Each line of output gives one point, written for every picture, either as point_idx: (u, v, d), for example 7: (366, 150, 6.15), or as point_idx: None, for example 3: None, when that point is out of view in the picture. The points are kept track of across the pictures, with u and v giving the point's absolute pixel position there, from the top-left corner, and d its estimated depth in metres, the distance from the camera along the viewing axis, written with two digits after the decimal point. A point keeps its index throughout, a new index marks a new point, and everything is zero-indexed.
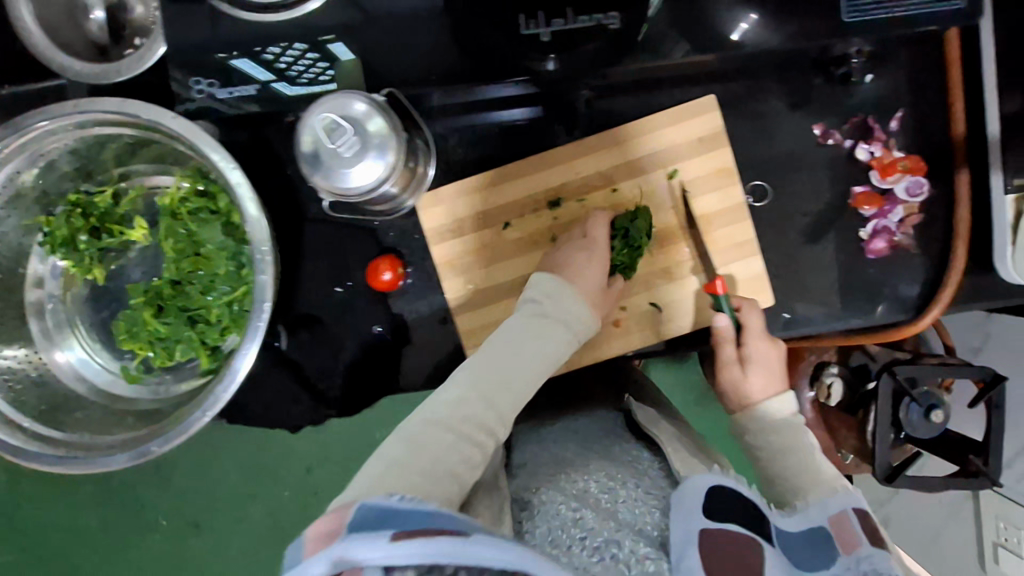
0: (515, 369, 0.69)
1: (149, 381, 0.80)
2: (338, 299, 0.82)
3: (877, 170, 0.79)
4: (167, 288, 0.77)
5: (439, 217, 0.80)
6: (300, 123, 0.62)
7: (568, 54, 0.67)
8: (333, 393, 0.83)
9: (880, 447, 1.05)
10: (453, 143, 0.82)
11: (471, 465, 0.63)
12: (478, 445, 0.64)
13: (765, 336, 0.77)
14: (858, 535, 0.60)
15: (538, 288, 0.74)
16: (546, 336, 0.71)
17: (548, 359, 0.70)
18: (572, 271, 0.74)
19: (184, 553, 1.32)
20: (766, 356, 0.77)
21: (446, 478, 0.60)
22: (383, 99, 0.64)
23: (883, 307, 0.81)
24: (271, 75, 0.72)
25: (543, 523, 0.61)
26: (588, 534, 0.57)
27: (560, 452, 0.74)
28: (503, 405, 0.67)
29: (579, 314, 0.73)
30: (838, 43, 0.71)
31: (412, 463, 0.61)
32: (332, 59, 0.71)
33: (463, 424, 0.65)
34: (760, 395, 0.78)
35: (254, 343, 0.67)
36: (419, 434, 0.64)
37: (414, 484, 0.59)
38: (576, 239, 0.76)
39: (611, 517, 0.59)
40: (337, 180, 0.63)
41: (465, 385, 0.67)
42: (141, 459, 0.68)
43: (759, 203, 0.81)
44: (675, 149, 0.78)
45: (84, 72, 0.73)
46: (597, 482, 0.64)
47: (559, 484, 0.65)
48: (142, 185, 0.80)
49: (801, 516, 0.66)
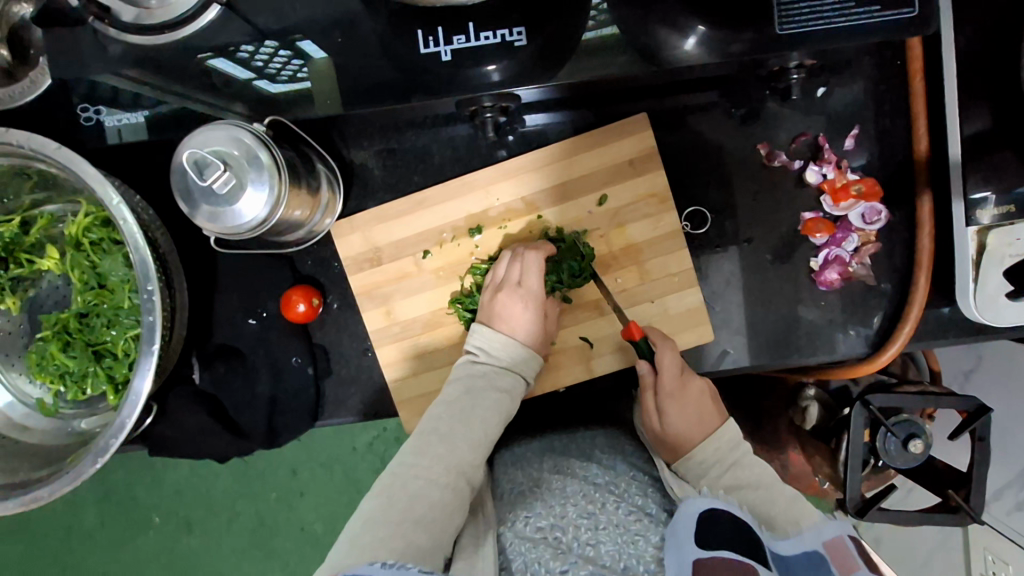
0: (477, 404, 0.68)
1: (66, 414, 0.78)
2: (253, 331, 0.78)
3: (829, 196, 0.74)
4: (73, 321, 0.74)
5: (354, 245, 0.78)
6: (173, 162, 0.60)
7: (509, 61, 0.59)
8: (252, 427, 0.77)
9: (852, 479, 0.84)
10: (377, 166, 0.79)
11: (446, 508, 0.59)
12: (451, 489, 0.61)
13: (684, 376, 0.72)
14: (855, 557, 0.52)
15: (478, 339, 0.73)
16: (503, 381, 0.71)
17: (508, 398, 0.70)
18: (506, 317, 0.72)
19: (179, 551, 1.33)
20: (685, 400, 0.72)
21: (427, 525, 0.57)
22: (256, 131, 0.61)
23: (853, 332, 0.75)
24: (250, 73, 0.64)
25: (520, 554, 0.56)
26: (569, 567, 0.53)
27: (533, 472, 0.67)
28: (464, 445, 0.65)
29: (521, 355, 0.72)
30: (774, 57, 0.63)
31: (387, 517, 0.57)
32: (303, 55, 0.61)
33: (434, 469, 0.62)
34: (692, 438, 0.72)
35: (144, 381, 0.64)
36: (387, 488, 0.61)
37: (385, 535, 0.55)
38: (496, 285, 0.74)
39: (591, 546, 0.54)
40: (219, 216, 0.60)
41: (418, 444, 0.65)
42: (30, 505, 0.67)
43: (698, 231, 0.76)
44: (604, 173, 0.75)
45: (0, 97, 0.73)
46: (575, 505, 0.58)
47: (534, 510, 0.59)
48: (46, 212, 0.77)
49: (795, 540, 0.59)
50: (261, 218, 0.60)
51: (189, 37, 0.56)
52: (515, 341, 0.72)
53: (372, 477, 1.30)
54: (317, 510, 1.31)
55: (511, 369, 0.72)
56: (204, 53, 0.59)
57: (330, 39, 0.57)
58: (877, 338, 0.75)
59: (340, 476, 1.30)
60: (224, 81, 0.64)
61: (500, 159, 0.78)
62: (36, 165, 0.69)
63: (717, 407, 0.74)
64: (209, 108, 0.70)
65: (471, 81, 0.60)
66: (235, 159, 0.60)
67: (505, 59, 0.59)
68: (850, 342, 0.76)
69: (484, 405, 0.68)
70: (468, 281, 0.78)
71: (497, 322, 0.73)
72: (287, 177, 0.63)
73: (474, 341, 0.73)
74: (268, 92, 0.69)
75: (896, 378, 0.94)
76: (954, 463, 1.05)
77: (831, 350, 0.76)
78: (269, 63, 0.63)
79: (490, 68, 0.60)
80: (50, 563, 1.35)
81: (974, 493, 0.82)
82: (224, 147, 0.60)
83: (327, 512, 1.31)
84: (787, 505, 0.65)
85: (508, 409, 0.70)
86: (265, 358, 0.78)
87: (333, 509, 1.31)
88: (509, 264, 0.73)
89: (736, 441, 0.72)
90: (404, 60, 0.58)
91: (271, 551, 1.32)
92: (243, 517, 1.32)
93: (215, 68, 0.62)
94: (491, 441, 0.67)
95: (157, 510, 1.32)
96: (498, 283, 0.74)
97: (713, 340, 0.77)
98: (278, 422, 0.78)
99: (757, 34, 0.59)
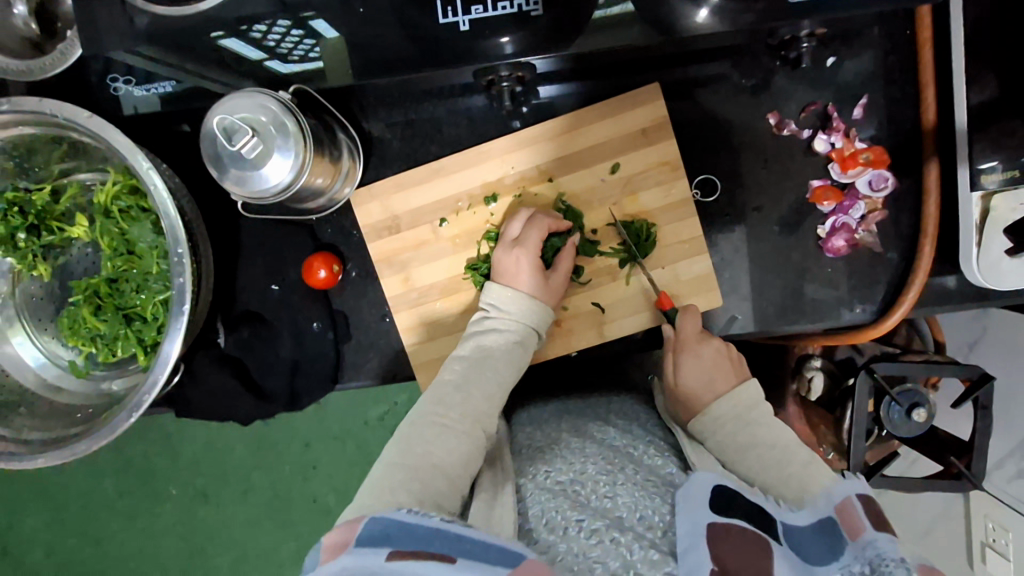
0: (489, 357, 0.71)
1: (97, 375, 0.82)
2: (275, 297, 0.81)
3: (837, 163, 0.75)
4: (103, 286, 0.77)
5: (373, 214, 0.80)
6: (204, 125, 0.62)
7: (521, 32, 0.61)
8: (275, 390, 0.81)
9: (856, 447, 0.86)
10: (393, 137, 0.81)
11: (463, 458, 0.63)
12: (467, 436, 0.65)
13: (704, 337, 0.74)
14: (862, 519, 0.51)
15: (491, 295, 0.75)
16: (515, 335, 0.73)
17: (519, 349, 0.73)
18: (512, 272, 0.74)
19: (198, 518, 1.37)
20: (702, 355, 0.73)
21: (444, 470, 0.61)
22: (285, 100, 0.63)
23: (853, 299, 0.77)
24: (263, 52, 0.67)
25: (538, 503, 0.59)
26: (586, 518, 0.55)
27: (552, 432, 0.70)
28: (480, 397, 0.68)
29: (532, 308, 0.74)
30: (785, 26, 0.64)
31: (407, 461, 0.61)
32: (315, 35, 0.63)
33: (450, 416, 0.66)
34: (706, 397, 0.73)
35: (174, 343, 0.67)
36: (407, 433, 0.65)
37: (407, 478, 0.59)
38: (507, 240, 0.76)
39: (608, 498, 0.57)
40: (250, 179, 0.63)
41: (435, 395, 0.69)
42: (68, 457, 0.70)
43: (708, 199, 0.78)
44: (616, 141, 0.77)
45: (12, 67, 0.73)
46: (595, 463, 0.61)
47: (554, 465, 0.62)
48: (76, 181, 0.79)
49: (810, 510, 0.58)
50: (285, 183, 0.63)
51: (212, 9, 0.58)
52: (523, 294, 0.73)
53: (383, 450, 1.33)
54: (330, 480, 1.35)
55: (523, 325, 0.74)
56: (212, 32, 0.60)
57: (353, 11, 0.59)
58: (884, 303, 0.77)
59: (352, 448, 1.34)
60: (234, 59, 0.66)
61: (514, 130, 0.80)
62: (69, 134, 0.72)
63: (736, 368, 0.74)
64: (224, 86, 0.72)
65: (488, 53, 0.62)
66: (262, 124, 0.62)
67: (520, 29, 0.60)
68: (856, 309, 0.77)
69: (497, 357, 0.71)
70: (484, 247, 0.80)
71: (507, 276, 0.75)
72: (311, 144, 0.65)
73: (487, 299, 0.75)
74: (280, 72, 0.71)
75: (900, 348, 0.95)
76: (956, 432, 1.08)
77: (836, 316, 0.78)
78: (281, 42, 0.65)
79: (504, 41, 0.61)
80: (73, 529, 1.40)
81: (975, 459, 0.84)
82: (250, 113, 0.62)
83: (339, 483, 1.35)
84: (802, 468, 0.65)
85: (520, 360, 0.72)
86: (288, 324, 0.80)
87: (347, 478, 1.34)
88: (512, 223, 0.76)
89: (754, 401, 0.72)
90: (420, 30, 0.60)
91: (287, 518, 1.36)
92: (258, 486, 1.36)
93: (226, 47, 0.64)
94: (505, 390, 0.70)
95: (174, 482, 1.36)
96: (509, 240, 0.76)
97: (722, 306, 0.79)
98: (300, 386, 0.81)
99: (766, 5, 0.60)
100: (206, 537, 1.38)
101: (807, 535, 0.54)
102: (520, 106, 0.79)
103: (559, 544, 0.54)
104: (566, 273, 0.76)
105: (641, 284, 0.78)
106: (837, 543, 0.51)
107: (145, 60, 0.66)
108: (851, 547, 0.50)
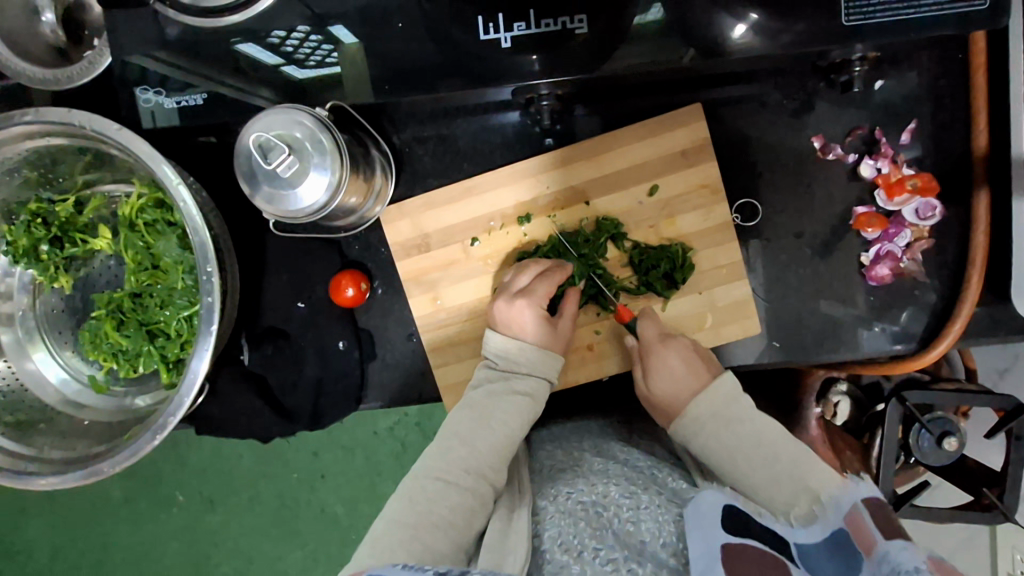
0: (496, 408, 0.69)
1: (117, 390, 0.80)
2: (301, 315, 0.79)
3: (883, 190, 0.73)
4: (127, 301, 0.75)
5: (403, 231, 0.78)
6: (239, 140, 0.60)
7: (552, 51, 0.59)
8: (298, 409, 0.79)
9: (885, 475, 0.82)
10: (424, 152, 0.80)
11: (465, 512, 0.61)
12: (471, 492, 0.63)
13: (667, 341, 0.72)
14: (874, 531, 0.47)
15: (494, 346, 0.73)
16: (527, 387, 0.71)
17: (530, 402, 0.70)
18: (514, 322, 0.73)
19: (204, 528, 1.35)
20: (668, 358, 0.71)
21: (445, 530, 0.59)
22: (326, 116, 0.62)
23: (908, 322, 0.75)
24: (279, 57, 0.63)
25: (557, 526, 0.55)
26: (605, 547, 0.51)
27: (575, 452, 0.68)
28: (485, 448, 0.66)
29: (541, 359, 0.72)
30: (837, 48, 0.62)
31: (406, 519, 0.60)
32: (333, 42, 0.60)
33: (453, 472, 0.64)
34: (682, 399, 0.70)
35: (201, 364, 0.66)
36: (410, 490, 0.64)
37: (407, 538, 0.58)
38: (512, 291, 0.73)
39: (631, 523, 0.53)
40: (284, 199, 0.61)
41: (434, 451, 0.67)
42: (91, 477, 0.68)
43: (748, 222, 0.76)
44: (656, 163, 0.75)
45: (35, 76, 0.71)
46: (617, 487, 0.58)
47: (575, 486, 0.60)
48: (100, 192, 0.78)
49: (819, 521, 0.54)
50: (321, 203, 0.61)
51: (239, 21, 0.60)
52: (528, 345, 0.72)
53: (393, 464, 1.31)
54: (339, 492, 1.32)
55: (531, 376, 0.72)
56: (236, 39, 0.61)
57: (391, 27, 0.59)
58: (927, 336, 0.74)
59: (361, 462, 1.31)
60: (250, 65, 0.63)
61: (548, 147, 0.78)
62: (98, 145, 0.70)
63: (708, 361, 0.72)
64: (240, 90, 0.65)
65: (521, 75, 0.60)
66: (297, 140, 0.60)
67: (553, 48, 0.58)
68: (903, 340, 0.75)
69: (505, 408, 0.69)
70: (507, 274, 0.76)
71: (509, 326, 0.73)
72: (347, 162, 0.63)
73: (489, 350, 0.74)
74: (296, 79, 0.65)
75: (930, 375, 0.90)
76: (988, 462, 1.05)
77: (877, 345, 0.75)
78: (298, 49, 0.62)
79: (535, 58, 0.59)
80: (78, 535, 1.38)
81: (1008, 491, 0.81)
82: (285, 129, 0.60)
83: (348, 497, 1.32)
84: (794, 466, 0.62)
85: (530, 413, 0.70)
86: (313, 341, 0.78)
87: (355, 492, 1.32)
88: (513, 272, 0.75)
89: (735, 395, 0.69)
90: (455, 44, 0.59)
91: (294, 531, 1.34)
92: (267, 498, 1.33)
93: (244, 54, 0.62)
94: (513, 442, 0.68)
95: (182, 489, 1.34)
96: (515, 290, 0.73)
97: (760, 333, 0.77)
98: (324, 405, 0.79)
99: (808, 25, 0.58)
100: (212, 548, 1.36)
101: (822, 554, 0.50)
102: (554, 125, 0.78)
103: (572, 566, 0.50)
104: (573, 318, 0.74)
105: (681, 308, 0.76)
106: (855, 566, 0.46)
107: (165, 74, 0.64)
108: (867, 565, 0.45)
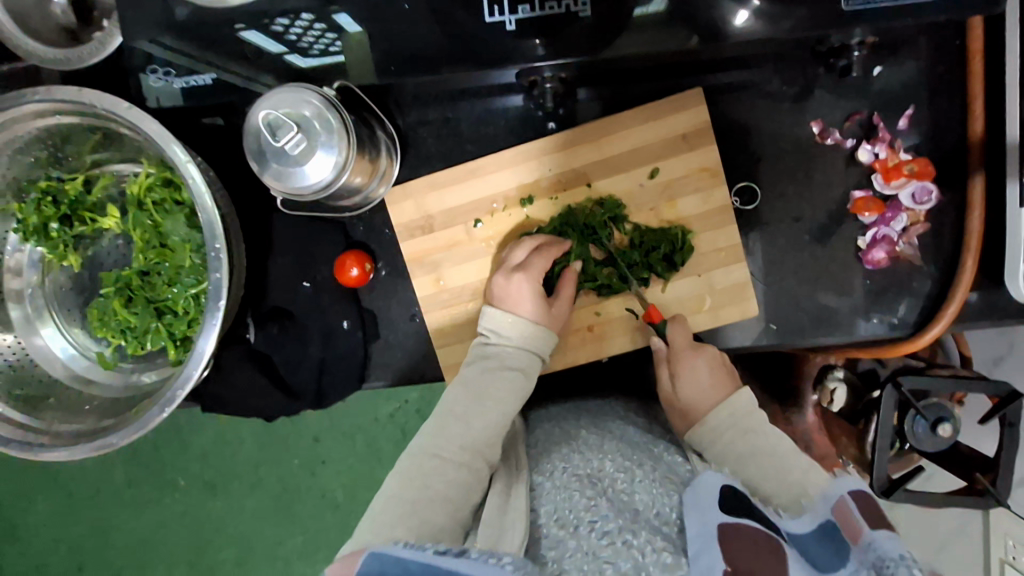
0: (492, 385, 0.70)
1: (125, 367, 0.81)
2: (305, 294, 0.80)
3: (880, 174, 0.74)
4: (135, 278, 0.76)
5: (407, 212, 0.79)
6: (249, 117, 0.61)
7: (554, 36, 0.59)
8: (302, 388, 0.80)
9: (879, 459, 0.83)
10: (427, 135, 0.81)
11: (462, 488, 0.63)
12: (467, 468, 0.64)
13: (697, 350, 0.73)
14: (857, 518, 0.49)
15: (490, 321, 0.74)
16: (520, 364, 0.73)
17: (523, 377, 0.72)
18: (512, 299, 0.74)
19: (206, 510, 1.37)
20: (696, 367, 0.72)
21: (444, 503, 0.61)
22: (336, 98, 0.63)
23: (904, 308, 0.76)
24: (284, 47, 0.65)
25: (552, 501, 0.57)
26: (600, 518, 0.52)
27: (571, 427, 0.69)
28: (479, 427, 0.68)
29: (533, 334, 0.73)
30: (837, 32, 0.63)
31: (405, 496, 0.62)
32: (338, 30, 0.62)
33: (449, 449, 0.66)
34: (704, 407, 0.71)
35: (209, 340, 0.67)
36: (409, 467, 0.65)
37: (406, 512, 0.60)
38: (509, 266, 0.74)
39: (626, 494, 0.55)
40: (291, 176, 0.62)
41: (431, 429, 0.69)
42: (100, 450, 0.69)
43: (747, 206, 0.78)
44: (656, 146, 0.76)
45: (47, 56, 0.72)
46: (612, 461, 0.59)
47: (570, 461, 0.61)
48: (108, 171, 0.79)
49: (810, 515, 0.56)
50: (326, 181, 0.62)
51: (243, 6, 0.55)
52: (524, 320, 0.73)
53: (393, 448, 1.32)
54: (340, 475, 1.34)
55: (523, 352, 0.73)
56: (236, 26, 0.58)
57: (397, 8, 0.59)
58: (921, 318, 0.76)
59: (361, 445, 1.33)
60: (255, 52, 0.64)
61: (550, 131, 0.79)
62: (108, 125, 0.71)
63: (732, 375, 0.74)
64: (245, 79, 0.71)
65: (524, 58, 0.61)
66: (306, 119, 0.61)
67: (555, 32, 0.59)
68: (898, 324, 0.76)
69: (500, 386, 0.70)
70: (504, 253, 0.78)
71: (507, 303, 0.74)
72: (354, 143, 0.64)
73: (485, 325, 0.75)
74: (298, 66, 0.69)
75: (925, 363, 0.91)
76: (981, 448, 1.06)
77: (871, 327, 0.77)
78: (303, 36, 0.63)
79: (537, 42, 0.60)
80: (81, 517, 1.39)
81: (1001, 477, 0.82)
82: (295, 109, 0.61)
83: (349, 480, 1.34)
84: (802, 475, 0.62)
85: (522, 390, 0.71)
86: (318, 321, 0.80)
87: (356, 475, 1.34)
88: (511, 249, 0.76)
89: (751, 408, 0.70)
90: (457, 25, 0.59)
91: (296, 513, 1.35)
92: (269, 481, 1.35)
93: (245, 40, 0.62)
94: (508, 421, 0.69)
95: (184, 471, 1.36)
96: (511, 266, 0.75)
97: (757, 315, 0.78)
98: (327, 383, 0.80)
99: (808, 11, 0.58)
100: (215, 529, 1.37)
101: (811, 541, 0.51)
102: (556, 109, 0.79)
103: (568, 540, 0.52)
104: (568, 300, 0.75)
105: (680, 289, 0.78)
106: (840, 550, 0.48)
107: (171, 53, 0.64)
108: (854, 551, 0.47)
